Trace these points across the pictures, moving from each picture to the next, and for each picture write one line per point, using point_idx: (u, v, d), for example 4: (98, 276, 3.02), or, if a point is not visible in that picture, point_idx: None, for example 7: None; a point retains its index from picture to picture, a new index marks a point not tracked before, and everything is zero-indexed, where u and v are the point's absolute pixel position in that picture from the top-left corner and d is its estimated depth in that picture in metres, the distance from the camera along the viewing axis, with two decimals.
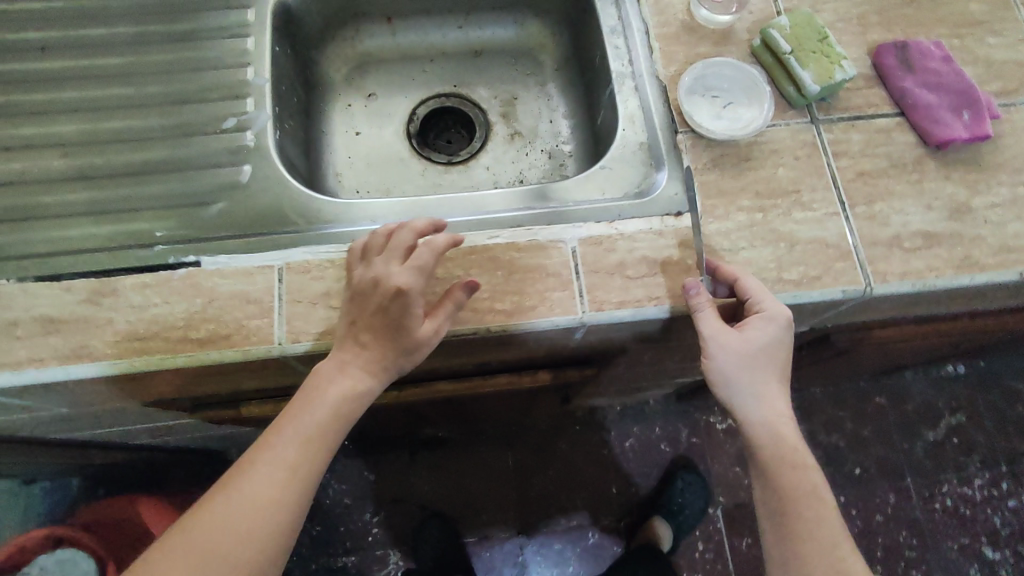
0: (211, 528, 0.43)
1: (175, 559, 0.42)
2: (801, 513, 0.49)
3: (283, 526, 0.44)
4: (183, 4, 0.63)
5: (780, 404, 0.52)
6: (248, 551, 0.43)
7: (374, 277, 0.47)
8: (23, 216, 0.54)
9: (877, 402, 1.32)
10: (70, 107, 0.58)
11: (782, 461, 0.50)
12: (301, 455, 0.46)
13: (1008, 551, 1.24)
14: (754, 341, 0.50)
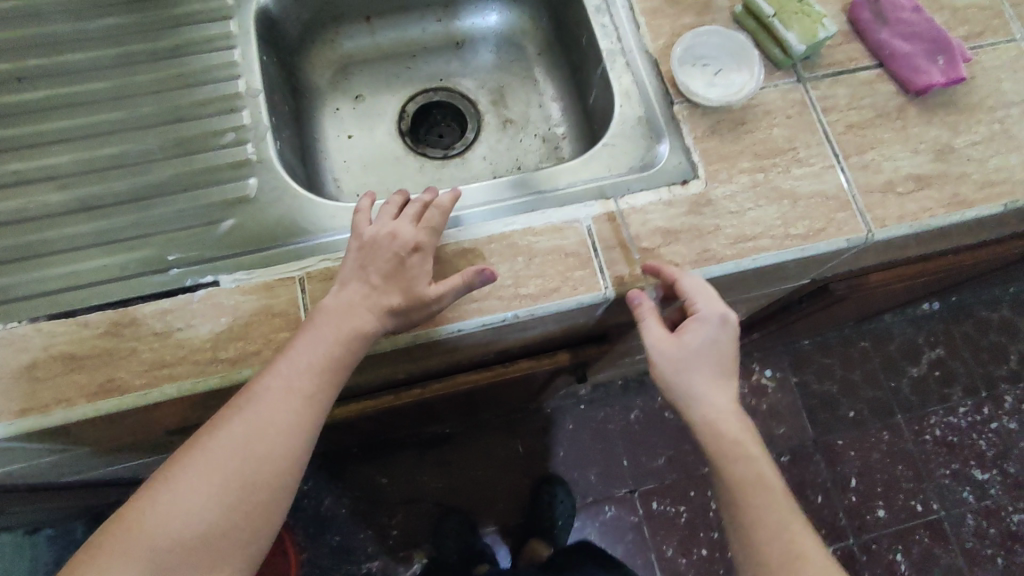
0: (227, 448, 0.45)
1: (197, 476, 0.45)
2: (755, 506, 0.51)
3: (294, 451, 0.46)
4: (162, 21, 0.62)
5: (725, 399, 0.53)
6: (263, 472, 0.45)
7: (392, 224, 0.50)
8: (30, 254, 0.53)
9: (862, 346, 1.37)
10: (63, 138, 0.57)
11: (726, 458, 0.51)
12: (311, 387, 0.46)
13: (995, 470, 1.31)
14: (688, 341, 0.52)
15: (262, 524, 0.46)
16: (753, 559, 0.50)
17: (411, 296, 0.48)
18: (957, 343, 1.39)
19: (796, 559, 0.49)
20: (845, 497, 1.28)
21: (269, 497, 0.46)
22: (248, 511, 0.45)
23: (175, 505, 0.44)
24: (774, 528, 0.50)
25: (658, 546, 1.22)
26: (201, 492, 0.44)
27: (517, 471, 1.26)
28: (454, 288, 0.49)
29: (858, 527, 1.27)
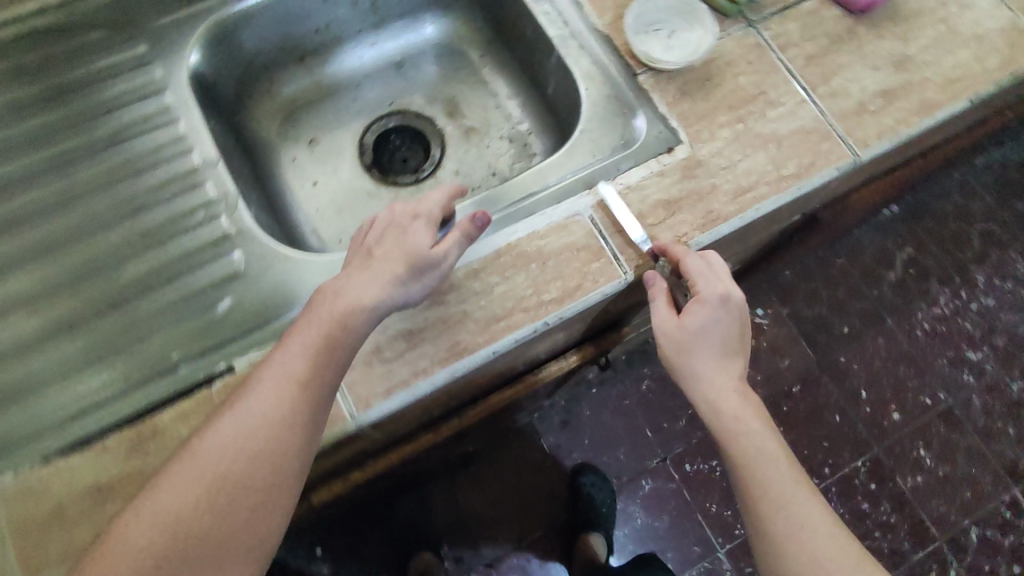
0: (221, 441, 0.43)
1: (189, 471, 0.42)
2: (761, 481, 0.52)
3: (289, 444, 0.44)
4: (89, 110, 0.57)
5: (730, 377, 0.54)
6: (260, 468, 0.43)
7: (392, 207, 0.53)
8: (23, 389, 0.48)
9: (839, 265, 1.39)
10: (20, 259, 0.52)
11: (728, 436, 0.53)
12: (307, 371, 0.45)
13: (986, 348, 1.34)
14: (690, 322, 0.53)
15: (262, 525, 0.43)
16: (760, 531, 0.52)
17: (413, 254, 0.49)
18: (925, 239, 1.41)
19: (796, 532, 0.50)
20: (860, 408, 1.31)
21: (268, 494, 0.43)
22: (246, 509, 0.42)
23: (168, 508, 0.41)
24: (778, 503, 0.51)
25: (702, 504, 1.24)
26: (195, 494, 0.41)
27: (549, 469, 1.25)
28: (455, 240, 0.50)
29: (879, 434, 1.30)
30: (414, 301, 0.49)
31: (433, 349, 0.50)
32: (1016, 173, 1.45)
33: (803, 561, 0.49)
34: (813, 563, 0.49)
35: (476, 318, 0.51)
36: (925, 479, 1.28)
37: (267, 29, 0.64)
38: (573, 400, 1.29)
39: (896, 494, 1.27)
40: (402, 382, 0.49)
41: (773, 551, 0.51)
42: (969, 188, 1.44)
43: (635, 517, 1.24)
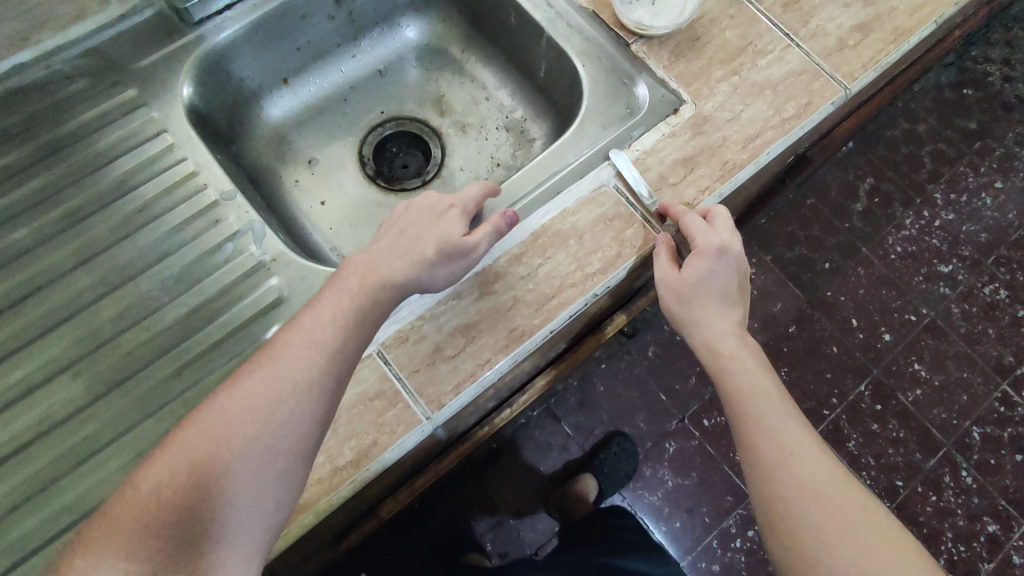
0: (241, 400, 0.40)
1: (204, 426, 0.39)
2: (752, 413, 0.51)
3: (314, 411, 0.41)
4: (83, 163, 0.55)
5: (729, 325, 0.54)
6: (282, 436, 0.40)
7: (428, 195, 0.54)
8: (83, 456, 0.46)
9: (810, 204, 1.32)
10: (51, 323, 0.50)
11: (722, 372, 0.53)
12: (337, 337, 0.43)
13: (956, 260, 1.28)
14: (690, 274, 0.53)
15: (276, 501, 0.39)
16: (753, 469, 0.50)
17: (444, 241, 0.49)
18: (881, 167, 1.34)
19: (786, 459, 0.49)
20: (853, 335, 1.24)
21: (286, 467, 0.39)
22: (263, 479, 0.38)
23: (185, 466, 0.37)
24: (770, 432, 0.50)
25: (726, 455, 1.18)
26: (213, 453, 0.38)
27: (575, 453, 1.20)
28: (487, 233, 0.50)
29: (876, 356, 1.23)
30: (439, 287, 0.50)
31: (493, 338, 0.51)
32: (952, 93, 1.38)
33: (790, 488, 0.48)
34: (802, 488, 0.47)
35: (528, 301, 0.52)
36: (924, 392, 1.21)
37: (251, 55, 0.64)
38: (585, 379, 1.23)
39: (902, 411, 1.20)
40: (469, 376, 0.49)
41: (765, 479, 0.49)
42: (912, 114, 1.36)
43: (667, 484, 1.18)
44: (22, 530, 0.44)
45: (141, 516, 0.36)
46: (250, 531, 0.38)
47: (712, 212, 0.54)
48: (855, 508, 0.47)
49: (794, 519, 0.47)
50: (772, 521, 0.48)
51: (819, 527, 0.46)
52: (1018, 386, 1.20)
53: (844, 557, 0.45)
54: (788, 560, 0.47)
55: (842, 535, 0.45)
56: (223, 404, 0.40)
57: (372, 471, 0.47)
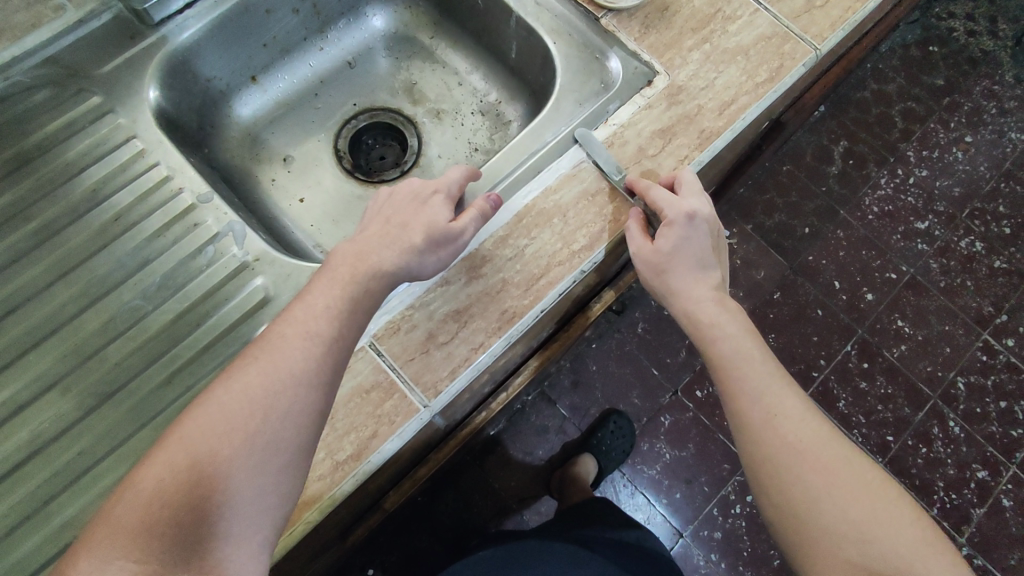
0: (240, 393, 0.39)
1: (204, 421, 0.38)
2: (736, 377, 0.52)
3: (313, 403, 0.40)
4: (54, 175, 0.54)
5: (708, 289, 0.54)
6: (284, 428, 0.39)
7: (411, 181, 0.54)
8: (79, 471, 0.46)
9: (787, 171, 1.33)
10: (34, 340, 0.49)
11: (704, 339, 0.54)
12: (333, 329, 0.43)
13: (932, 216, 1.30)
14: (663, 246, 0.53)
15: (280, 495, 0.38)
16: (742, 433, 0.51)
17: (431, 227, 0.49)
18: (855, 130, 1.35)
19: (772, 420, 0.50)
20: (837, 298, 1.26)
21: (290, 460, 0.39)
22: (267, 473, 0.38)
23: (188, 463, 0.36)
24: (754, 394, 0.51)
25: (720, 424, 1.20)
26: (216, 448, 0.37)
27: (571, 434, 1.21)
28: (472, 217, 0.50)
29: (859, 316, 1.25)
30: (429, 275, 0.49)
31: (485, 322, 0.51)
32: (918, 50, 1.39)
33: (777, 447, 0.49)
34: (787, 447, 0.48)
35: (516, 283, 0.52)
36: (909, 347, 1.23)
37: (216, 53, 0.63)
38: (577, 360, 1.24)
39: (888, 367, 1.22)
40: (464, 360, 0.49)
41: (752, 442, 0.50)
42: (880, 73, 1.38)
43: (665, 457, 1.19)
44: (22, 550, 0.44)
45: (144, 515, 0.34)
46: (255, 527, 0.38)
47: (678, 178, 0.54)
48: (840, 460, 0.48)
49: (783, 476, 0.48)
50: (761, 480, 0.49)
51: (806, 483, 0.47)
52: (997, 334, 1.23)
53: (831, 510, 0.46)
54: (779, 516, 0.48)
55: (829, 487, 0.46)
56: (223, 399, 0.39)
57: (373, 463, 0.47)
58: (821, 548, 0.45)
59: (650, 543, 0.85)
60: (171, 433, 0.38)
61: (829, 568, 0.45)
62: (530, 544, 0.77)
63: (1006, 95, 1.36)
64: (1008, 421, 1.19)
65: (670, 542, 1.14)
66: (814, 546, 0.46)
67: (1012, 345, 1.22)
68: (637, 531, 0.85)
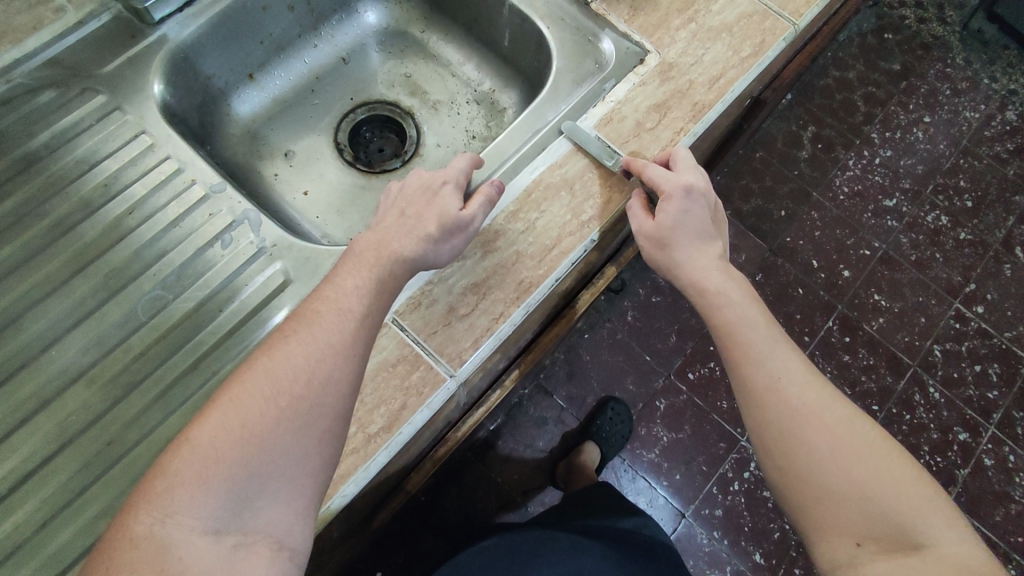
0: (282, 362, 0.42)
1: (251, 386, 0.41)
2: (741, 342, 0.52)
3: (350, 373, 0.43)
4: (66, 172, 0.55)
5: (714, 258, 0.55)
6: (325, 394, 0.42)
7: (420, 173, 0.55)
8: (111, 460, 0.46)
9: (759, 157, 1.38)
10: (56, 335, 0.50)
11: (709, 308, 0.54)
12: (366, 304, 0.46)
13: (899, 193, 1.36)
14: (664, 219, 0.54)
15: (322, 458, 0.41)
16: (744, 394, 0.51)
17: (443, 215, 0.50)
18: (821, 115, 1.41)
19: (776, 382, 0.49)
20: (816, 276, 1.30)
21: (330, 425, 0.41)
22: (310, 435, 0.41)
23: (239, 423, 0.39)
24: (758, 358, 0.51)
25: (713, 404, 1.22)
26: (265, 411, 0.40)
27: (570, 423, 1.22)
28: (480, 204, 0.51)
29: (839, 293, 1.29)
30: (445, 262, 0.51)
31: (503, 293, 0.52)
32: (874, 38, 1.46)
33: (780, 408, 0.48)
34: (792, 409, 0.48)
35: (530, 255, 0.53)
36: (887, 319, 1.28)
37: (215, 51, 0.64)
38: (570, 350, 1.26)
39: (869, 339, 1.27)
40: (486, 330, 0.51)
41: (756, 406, 0.50)
42: (841, 61, 1.44)
43: (661, 437, 1.21)
44: (60, 541, 0.44)
45: (200, 468, 0.38)
46: (301, 487, 0.40)
47: (673, 155, 0.55)
48: (842, 420, 0.48)
49: (789, 440, 0.48)
50: (767, 444, 0.49)
51: (811, 444, 0.47)
52: (968, 302, 1.29)
53: (835, 469, 0.46)
54: (780, 477, 0.49)
55: (832, 448, 0.46)
56: (268, 365, 0.42)
57: (404, 435, 0.48)
58: (823, 507, 0.46)
59: (650, 530, 0.85)
60: (221, 395, 0.41)
61: (830, 526, 0.46)
62: (536, 533, 0.75)
63: (958, 76, 1.44)
64: (983, 384, 1.24)
65: (673, 523, 1.16)
66: (816, 506, 0.46)
67: (981, 312, 1.29)
68: (636, 519, 0.84)
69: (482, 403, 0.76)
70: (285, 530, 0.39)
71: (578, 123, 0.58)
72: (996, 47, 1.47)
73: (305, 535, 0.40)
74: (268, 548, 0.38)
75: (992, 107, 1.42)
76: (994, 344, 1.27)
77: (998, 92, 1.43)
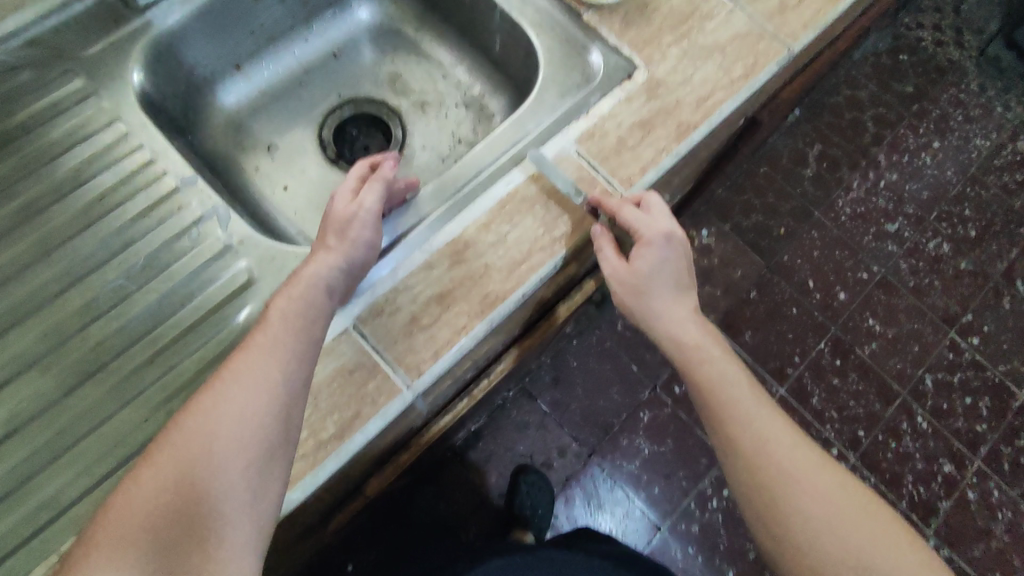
0: (200, 411, 0.43)
1: (171, 438, 0.42)
2: (726, 398, 0.52)
3: (269, 408, 0.43)
4: (41, 155, 0.55)
5: (688, 311, 0.55)
6: (243, 434, 0.42)
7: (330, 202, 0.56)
8: (61, 449, 0.46)
9: (762, 173, 1.36)
10: (16, 319, 0.50)
11: (689, 364, 0.53)
12: (289, 335, 0.46)
13: (902, 218, 1.34)
14: (640, 266, 0.53)
15: (248, 494, 0.41)
16: (732, 456, 0.50)
17: (335, 226, 0.51)
18: (829, 134, 1.39)
19: (766, 447, 0.49)
20: (811, 297, 1.29)
21: (252, 461, 0.42)
22: (231, 476, 0.41)
23: (159, 476, 0.40)
24: (746, 420, 0.50)
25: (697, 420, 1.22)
26: (184, 460, 0.41)
27: (552, 429, 1.20)
28: (365, 199, 0.52)
29: (833, 315, 1.28)
30: (369, 253, 0.51)
31: (468, 305, 0.51)
32: (888, 58, 1.44)
33: (773, 474, 0.48)
34: (784, 475, 0.48)
35: (499, 268, 0.53)
36: (880, 345, 1.26)
37: (202, 40, 0.63)
38: (557, 356, 1.25)
39: (859, 364, 1.25)
40: (448, 342, 0.50)
41: (747, 470, 0.49)
42: (853, 80, 1.42)
43: (643, 450, 1.20)
44: (3, 528, 0.44)
45: (122, 524, 0.39)
46: (231, 525, 0.41)
47: (644, 200, 0.54)
48: (833, 484, 0.48)
49: (784, 506, 0.47)
50: (759, 511, 0.49)
51: (805, 511, 0.47)
52: (963, 333, 1.27)
53: (831, 538, 0.46)
54: (774, 545, 0.48)
55: (827, 514, 0.47)
56: (188, 415, 0.43)
57: (357, 443, 0.48)
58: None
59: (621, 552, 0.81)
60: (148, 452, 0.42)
61: None
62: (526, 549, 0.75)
63: (971, 102, 1.42)
64: (973, 417, 1.23)
65: (648, 536, 1.16)
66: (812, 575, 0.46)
67: (977, 343, 1.27)
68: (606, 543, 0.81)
69: (448, 410, 0.76)
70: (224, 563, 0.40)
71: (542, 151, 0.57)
72: (1013, 74, 1.45)
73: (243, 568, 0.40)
74: None
75: (1003, 136, 1.40)
76: (987, 377, 1.25)
77: (1011, 121, 1.41)
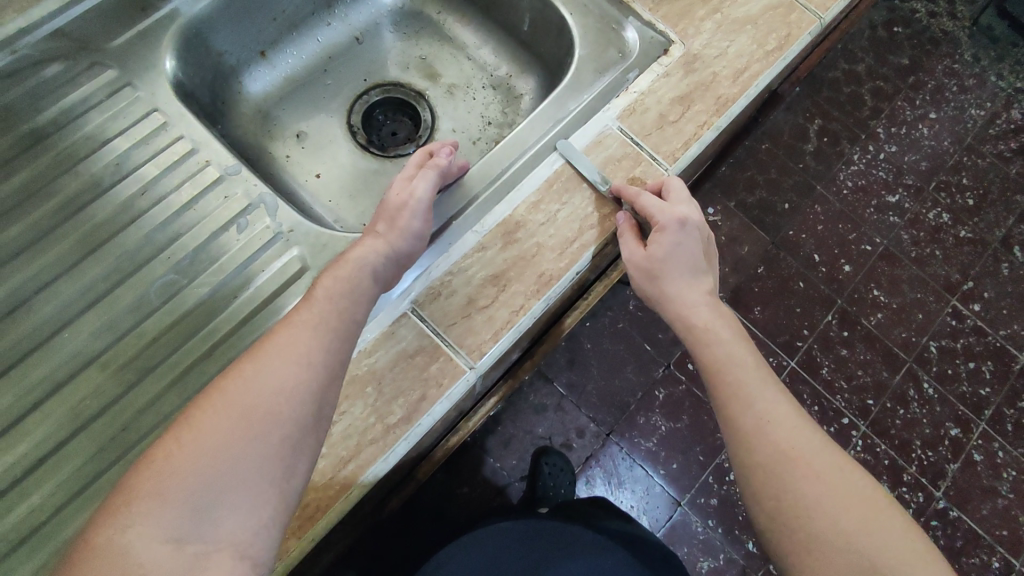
0: (241, 377, 0.41)
1: (209, 401, 0.40)
2: (730, 379, 0.52)
3: (312, 381, 0.42)
4: (76, 150, 0.54)
5: (704, 294, 0.55)
6: (286, 405, 0.40)
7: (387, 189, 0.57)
8: (126, 447, 0.45)
9: (765, 149, 1.37)
10: (67, 318, 0.49)
11: (697, 345, 0.54)
12: (335, 314, 0.45)
13: (902, 189, 1.36)
14: (657, 251, 0.53)
15: (283, 467, 0.39)
16: (733, 436, 0.50)
17: (387, 213, 0.52)
18: (828, 108, 1.40)
19: (765, 427, 0.49)
20: (817, 270, 1.30)
21: (292, 433, 0.40)
22: (270, 445, 0.39)
23: (195, 437, 0.38)
24: (747, 400, 0.50)
25: None
26: (224, 423, 0.39)
27: (570, 410, 1.21)
28: (416, 189, 0.53)
29: (840, 287, 1.30)
30: (419, 241, 0.51)
31: (523, 285, 0.51)
32: (884, 31, 1.45)
33: (770, 453, 0.48)
34: (780, 454, 0.48)
35: (551, 247, 0.53)
36: (886, 314, 1.29)
37: (228, 27, 0.62)
38: (572, 338, 1.25)
39: (867, 334, 1.28)
40: (506, 323, 0.50)
41: (744, 450, 0.49)
42: (850, 54, 1.43)
43: (660, 427, 1.21)
44: (74, 528, 0.43)
45: (155, 483, 0.36)
46: (263, 496, 0.38)
47: (666, 184, 0.54)
48: (832, 467, 0.47)
49: (778, 486, 0.47)
50: (756, 491, 0.48)
51: (799, 491, 0.46)
52: (964, 300, 1.30)
53: (822, 519, 0.45)
54: (770, 527, 0.47)
55: (819, 496, 0.46)
56: (228, 381, 0.41)
57: (424, 426, 0.48)
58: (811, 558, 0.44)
59: None
60: (182, 414, 0.40)
61: None
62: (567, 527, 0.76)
63: (966, 72, 1.43)
64: (976, 381, 1.26)
65: (669, 512, 1.18)
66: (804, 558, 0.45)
67: (978, 310, 1.30)
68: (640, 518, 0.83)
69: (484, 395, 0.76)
70: (249, 540, 0.37)
71: (571, 139, 0.57)
72: (1005, 44, 1.47)
73: (268, 545, 0.38)
74: (230, 557, 0.36)
75: (998, 105, 1.42)
76: (990, 342, 1.28)
77: (1005, 90, 1.43)
